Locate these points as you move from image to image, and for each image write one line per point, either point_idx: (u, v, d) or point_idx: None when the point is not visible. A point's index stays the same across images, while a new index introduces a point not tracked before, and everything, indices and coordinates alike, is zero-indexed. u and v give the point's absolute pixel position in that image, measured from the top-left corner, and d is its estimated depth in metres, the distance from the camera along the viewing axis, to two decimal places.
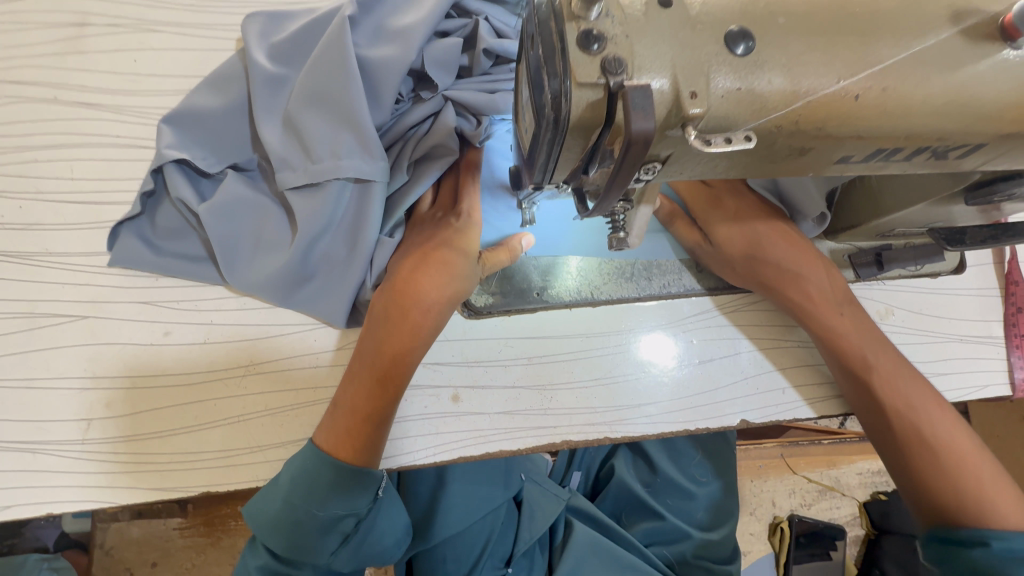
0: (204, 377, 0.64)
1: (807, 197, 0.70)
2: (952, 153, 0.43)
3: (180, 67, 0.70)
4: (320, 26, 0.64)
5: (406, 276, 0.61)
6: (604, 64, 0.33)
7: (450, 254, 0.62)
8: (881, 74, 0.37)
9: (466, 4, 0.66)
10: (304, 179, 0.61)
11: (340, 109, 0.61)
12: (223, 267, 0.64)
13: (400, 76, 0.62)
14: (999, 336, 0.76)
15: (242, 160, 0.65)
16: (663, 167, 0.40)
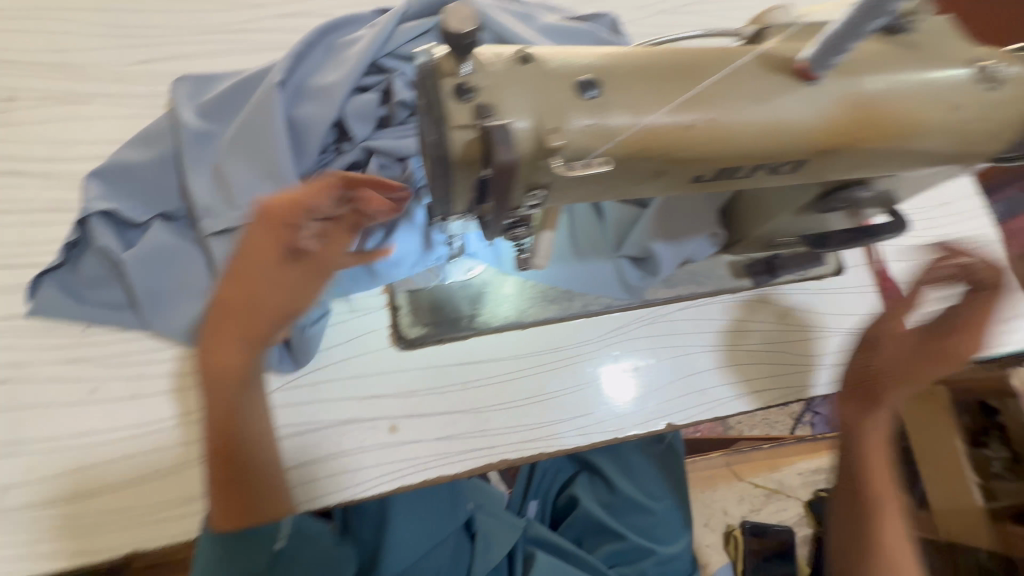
0: (137, 433, 0.63)
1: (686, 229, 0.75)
2: (784, 168, 0.52)
3: (109, 134, 0.74)
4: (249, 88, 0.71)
5: (215, 333, 0.56)
6: (476, 110, 0.40)
7: (260, 289, 0.56)
8: (710, 107, 0.45)
9: (384, 63, 0.73)
10: (230, 224, 0.64)
11: (265, 159, 0.66)
12: (150, 314, 0.65)
13: (324, 128, 0.68)
14: (882, 327, 0.86)
15: (170, 210, 0.68)
16: (546, 193, 0.47)
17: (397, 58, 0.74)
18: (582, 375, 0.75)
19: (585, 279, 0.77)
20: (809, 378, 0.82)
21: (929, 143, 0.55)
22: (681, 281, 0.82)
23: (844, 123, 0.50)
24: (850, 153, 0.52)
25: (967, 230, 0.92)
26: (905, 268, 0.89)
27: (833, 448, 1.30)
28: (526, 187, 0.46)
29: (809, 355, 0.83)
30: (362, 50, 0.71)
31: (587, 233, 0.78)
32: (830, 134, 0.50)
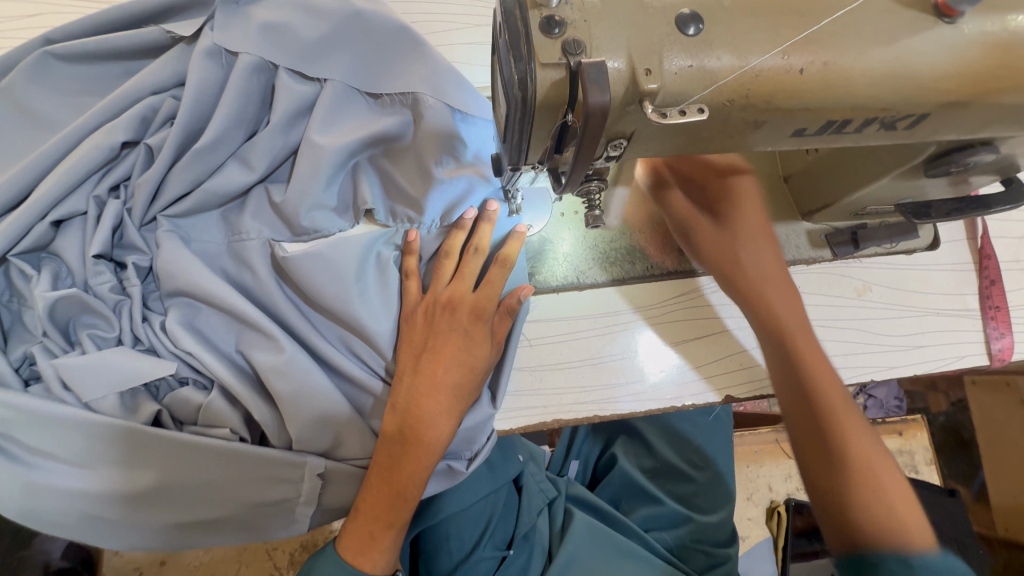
0: (239, 420, 0.61)
1: None
2: (900, 123, 0.47)
3: (52, 112, 0.66)
4: (273, 40, 0.67)
5: (417, 401, 0.64)
6: (565, 45, 0.37)
7: (439, 373, 0.65)
8: (822, 49, 0.40)
9: (321, 64, 0.69)
10: (229, 316, 0.64)
11: (225, 180, 0.66)
12: (154, 462, 0.59)
13: (257, 138, 0.67)
14: (974, 309, 0.78)
15: (129, 323, 0.61)
16: (630, 144, 0.44)
17: (334, 58, 0.69)
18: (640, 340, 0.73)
19: (645, 242, 0.76)
20: (887, 360, 0.76)
21: None
22: None
23: (981, 72, 0.44)
24: (984, 106, 0.46)
25: None
26: (1012, 246, 0.80)
27: (894, 433, 1.23)
28: (605, 140, 0.43)
29: (890, 336, 0.77)
30: (267, 54, 0.67)
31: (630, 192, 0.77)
32: (961, 84, 0.44)
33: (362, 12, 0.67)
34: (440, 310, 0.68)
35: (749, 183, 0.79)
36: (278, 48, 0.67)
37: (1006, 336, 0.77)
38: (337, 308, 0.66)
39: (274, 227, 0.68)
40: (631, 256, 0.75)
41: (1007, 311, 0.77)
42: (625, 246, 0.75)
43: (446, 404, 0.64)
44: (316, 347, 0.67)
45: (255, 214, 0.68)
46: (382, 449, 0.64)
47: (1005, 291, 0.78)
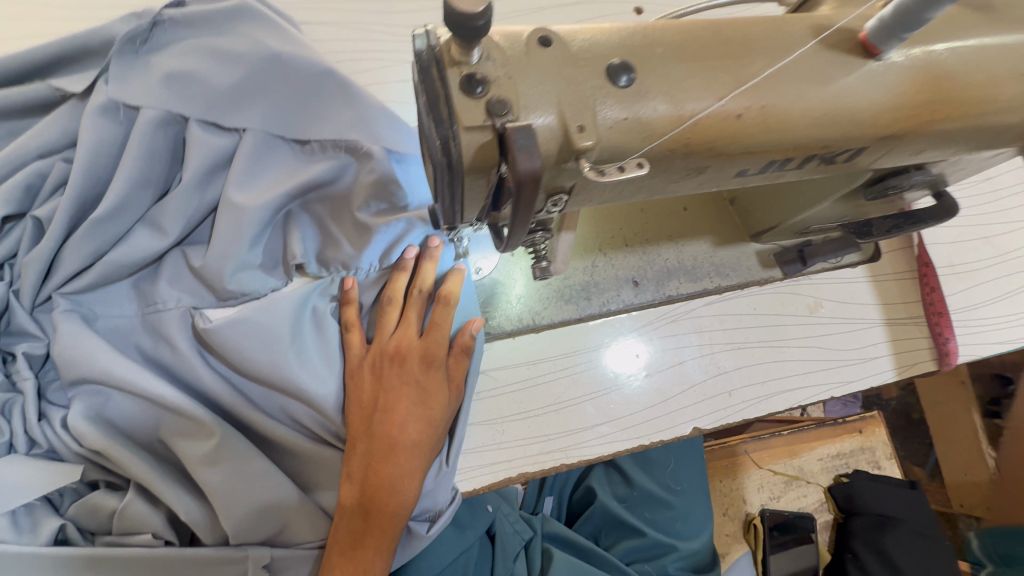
0: (161, 522, 0.54)
1: (674, 228, 0.78)
2: (839, 158, 0.46)
3: None
4: (181, 90, 0.61)
5: (373, 467, 0.57)
6: (489, 106, 0.33)
7: (396, 432, 0.58)
8: (759, 94, 0.39)
9: (239, 112, 0.63)
10: (144, 401, 0.57)
11: (133, 247, 0.59)
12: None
13: (168, 199, 0.61)
14: (919, 316, 0.80)
15: (23, 425, 0.54)
16: (571, 197, 0.41)
17: (253, 105, 0.64)
18: (603, 377, 0.70)
19: (599, 276, 0.74)
20: (844, 375, 0.76)
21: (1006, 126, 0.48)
22: (706, 272, 0.77)
23: (912, 104, 0.43)
24: (915, 138, 0.46)
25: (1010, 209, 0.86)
26: (946, 252, 0.83)
27: (856, 432, 1.25)
28: (545, 196, 0.40)
29: (845, 350, 0.78)
30: (174, 106, 0.61)
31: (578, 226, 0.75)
32: (895, 118, 0.43)
33: (282, 57, 0.63)
34: (390, 361, 0.62)
35: (696, 208, 0.79)
36: (186, 98, 0.61)
37: (950, 341, 0.79)
38: (276, 376, 0.59)
39: (196, 293, 0.62)
40: (587, 293, 0.73)
41: (948, 316, 0.80)
42: (579, 282, 0.73)
43: (408, 465, 0.58)
44: (254, 423, 0.60)
45: (172, 280, 0.61)
46: (340, 527, 0.58)
47: (944, 296, 0.80)
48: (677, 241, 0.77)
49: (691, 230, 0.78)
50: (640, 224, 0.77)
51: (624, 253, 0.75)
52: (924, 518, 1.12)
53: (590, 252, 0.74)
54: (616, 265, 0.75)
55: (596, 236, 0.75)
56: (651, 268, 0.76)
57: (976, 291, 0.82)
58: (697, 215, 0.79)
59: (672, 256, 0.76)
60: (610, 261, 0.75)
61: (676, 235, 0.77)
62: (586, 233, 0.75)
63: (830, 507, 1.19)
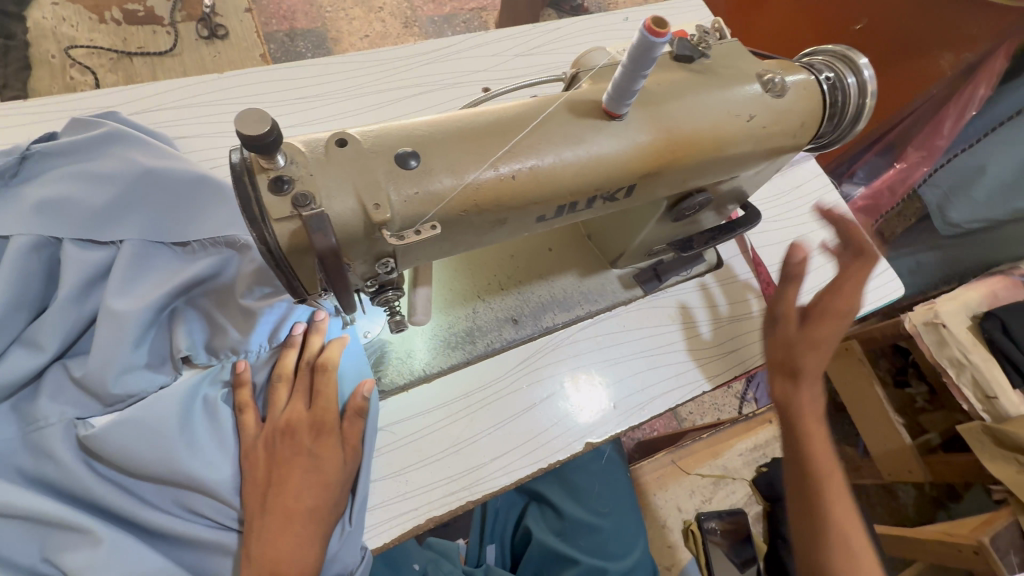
0: None
1: (543, 267, 0.88)
2: (619, 194, 0.57)
3: None
4: (54, 214, 0.66)
5: (270, 542, 0.59)
6: (294, 200, 0.41)
7: (293, 500, 0.61)
8: (527, 157, 0.49)
9: (116, 227, 0.68)
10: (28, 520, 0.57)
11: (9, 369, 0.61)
12: None
13: (45, 318, 0.63)
14: (764, 308, 0.93)
15: None
16: (397, 259, 0.49)
17: (128, 217, 0.69)
18: (499, 414, 0.76)
19: (480, 320, 0.81)
20: (711, 370, 0.87)
21: (740, 153, 0.63)
22: (576, 301, 0.86)
23: (658, 147, 0.56)
24: (672, 171, 0.58)
25: (819, 208, 1.04)
26: (775, 251, 0.98)
27: (766, 422, 1.36)
28: (373, 258, 0.48)
29: (709, 348, 0.88)
30: (49, 230, 0.65)
31: (455, 281, 0.83)
32: (646, 160, 0.56)
33: (153, 172, 0.70)
34: (283, 434, 0.65)
35: (560, 246, 0.90)
36: (59, 221, 0.66)
37: None
38: (166, 467, 0.61)
39: (80, 401, 0.63)
40: (472, 337, 0.80)
41: (786, 304, 0.93)
42: (463, 328, 0.80)
43: (305, 534, 0.60)
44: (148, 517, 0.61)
45: (54, 395, 0.63)
46: None
47: (779, 288, 0.94)
48: (547, 279, 0.87)
49: (559, 266, 0.88)
50: (513, 268, 0.86)
51: (501, 295, 0.84)
52: None
53: (471, 300, 0.82)
54: (495, 307, 0.83)
55: (473, 284, 0.83)
56: (527, 307, 0.84)
57: (806, 279, 0.97)
58: (562, 253, 0.89)
59: (544, 292, 0.86)
60: (489, 305, 0.83)
61: (547, 273, 0.87)
62: (464, 284, 0.83)
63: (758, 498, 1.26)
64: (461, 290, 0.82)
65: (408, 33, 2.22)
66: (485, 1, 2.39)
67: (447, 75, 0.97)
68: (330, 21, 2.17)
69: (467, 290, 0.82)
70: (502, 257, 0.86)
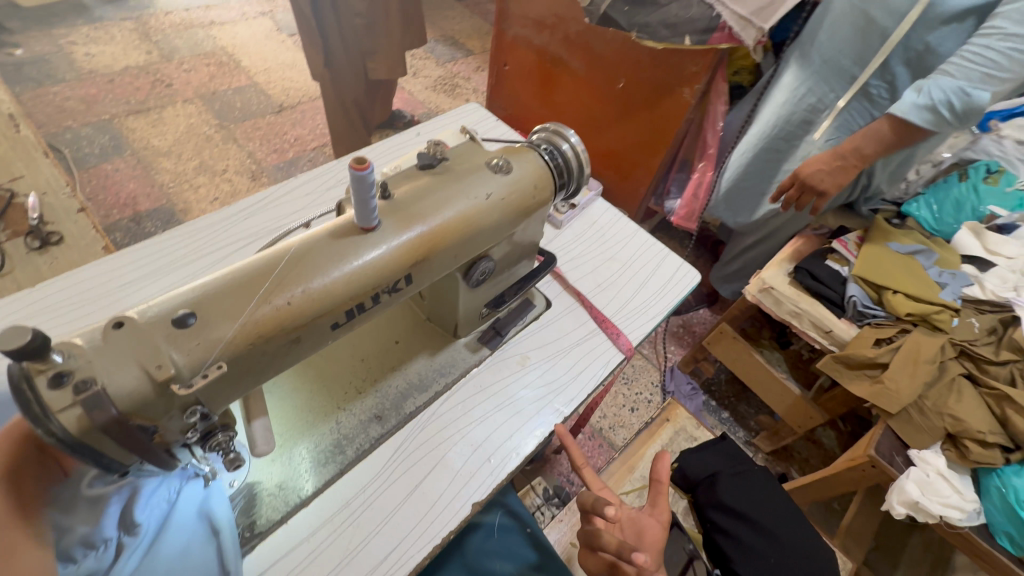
0: None
1: (394, 360, 0.96)
2: (401, 284, 0.70)
3: None
4: None
5: None
6: (74, 388, 0.47)
7: None
8: (297, 283, 0.59)
9: None
10: None
11: None
12: None
13: None
14: (596, 327, 1.08)
15: None
16: (204, 405, 0.55)
17: None
18: (382, 510, 0.80)
19: (344, 427, 0.86)
20: (566, 396, 0.98)
21: (492, 222, 0.78)
22: (431, 378, 0.95)
23: (416, 241, 0.69)
24: (438, 253, 0.72)
25: (615, 234, 1.25)
26: (591, 279, 1.16)
27: (665, 422, 1.50)
28: (181, 411, 0.54)
29: (559, 378, 1.00)
30: None
31: (315, 399, 0.88)
32: (408, 252, 0.69)
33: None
34: None
35: (406, 337, 0.99)
36: None
37: (622, 333, 1.07)
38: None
39: None
40: (341, 446, 0.84)
41: (611, 318, 1.10)
42: (330, 442, 0.85)
43: None
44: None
45: None
46: None
47: (602, 307, 1.11)
48: (401, 369, 0.95)
49: (410, 353, 0.97)
50: (365, 369, 0.93)
51: (362, 397, 0.90)
52: (737, 459, 1.35)
53: (333, 412, 0.88)
54: (358, 410, 0.89)
55: (331, 398, 0.89)
56: (387, 400, 0.91)
57: (622, 294, 1.14)
58: (412, 340, 0.99)
59: (401, 381, 0.94)
60: (351, 410, 0.88)
61: (401, 363, 0.96)
62: (322, 400, 0.88)
63: (681, 493, 1.38)
64: (320, 406, 0.87)
65: (257, 185, 2.35)
66: (324, 138, 2.62)
67: (269, 225, 1.08)
68: (176, 195, 2.24)
69: (327, 404, 0.88)
70: (352, 362, 0.93)
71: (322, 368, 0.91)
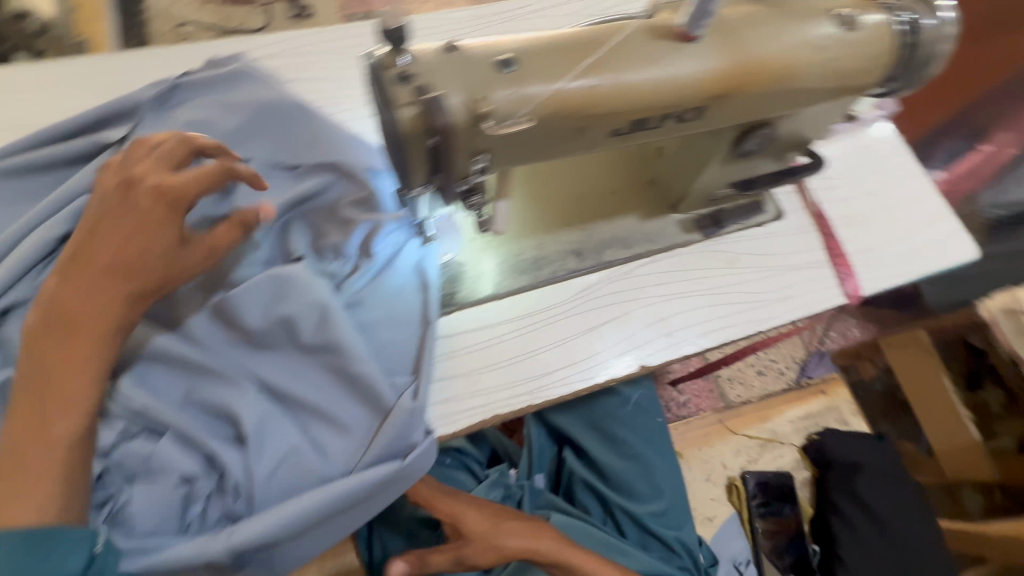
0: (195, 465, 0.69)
1: (607, 208, 0.92)
2: (689, 116, 0.63)
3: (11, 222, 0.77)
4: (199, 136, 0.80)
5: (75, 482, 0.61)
6: (416, 90, 0.50)
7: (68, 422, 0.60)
8: (609, 70, 0.56)
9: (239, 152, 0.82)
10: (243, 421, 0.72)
11: None
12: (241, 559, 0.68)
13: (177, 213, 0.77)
14: (825, 260, 0.95)
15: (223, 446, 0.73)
16: (489, 159, 0.57)
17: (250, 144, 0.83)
18: (560, 333, 0.84)
19: (546, 249, 0.88)
20: (765, 313, 0.90)
21: (807, 85, 0.66)
22: (637, 240, 0.91)
23: (728, 72, 0.61)
24: (740, 96, 0.63)
25: (889, 168, 1.03)
26: (840, 207, 0.99)
27: (819, 394, 1.36)
28: (469, 155, 0.56)
29: (765, 292, 0.91)
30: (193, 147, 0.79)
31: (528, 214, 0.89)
32: (715, 81, 0.61)
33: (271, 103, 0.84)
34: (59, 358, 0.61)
35: (624, 190, 0.93)
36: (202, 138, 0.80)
37: (853, 277, 0.93)
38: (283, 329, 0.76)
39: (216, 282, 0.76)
40: (539, 264, 0.87)
41: (848, 256, 0.95)
42: (530, 256, 0.87)
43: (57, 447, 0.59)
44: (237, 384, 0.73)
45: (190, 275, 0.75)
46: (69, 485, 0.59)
47: (842, 242, 0.96)
48: (610, 220, 0.92)
49: (624, 208, 0.93)
50: (578, 204, 0.91)
51: (568, 229, 0.90)
52: (891, 462, 1.20)
53: (541, 232, 0.89)
54: (562, 239, 0.89)
55: (542, 218, 0.89)
56: (589, 242, 0.90)
57: (870, 236, 0.97)
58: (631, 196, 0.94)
59: (607, 230, 0.91)
60: (556, 237, 0.89)
61: (614, 213, 0.92)
62: (534, 217, 0.89)
63: (806, 464, 1.27)
64: (532, 221, 0.89)
65: None
66: None
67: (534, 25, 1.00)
68: None
69: (537, 222, 0.89)
70: (568, 192, 0.92)
71: (541, 188, 0.91)
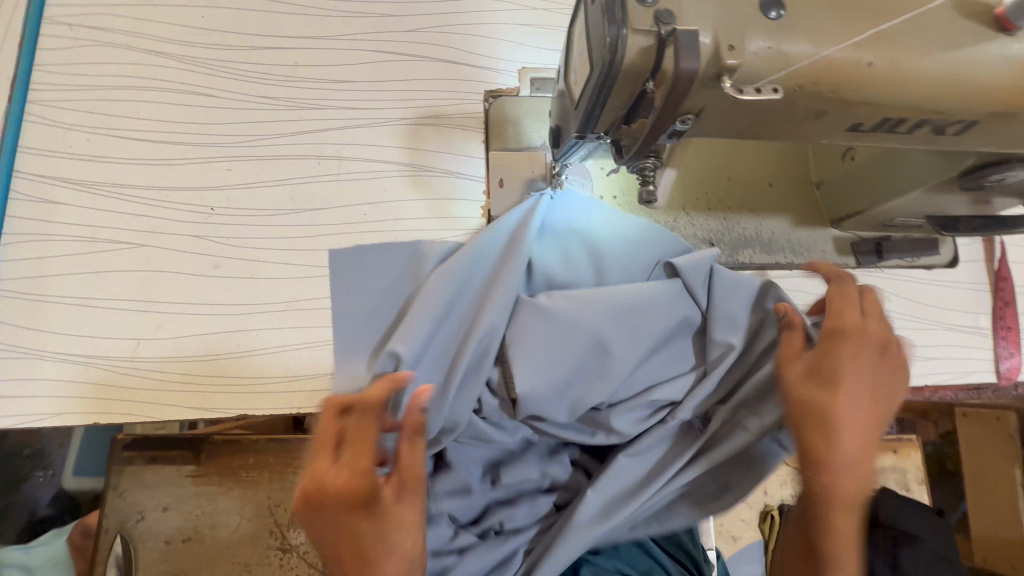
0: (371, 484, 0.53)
1: (760, 201, 0.79)
2: (950, 129, 0.49)
3: (141, 59, 0.73)
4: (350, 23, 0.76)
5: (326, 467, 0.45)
6: (657, 15, 0.40)
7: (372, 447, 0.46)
8: (891, 47, 0.43)
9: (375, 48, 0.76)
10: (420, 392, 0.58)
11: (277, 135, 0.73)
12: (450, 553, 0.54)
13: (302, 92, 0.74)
14: (987, 328, 0.81)
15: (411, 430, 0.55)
16: (695, 121, 0.45)
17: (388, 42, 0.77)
18: None
19: (679, 231, 0.77)
20: None
21: None
22: (782, 248, 0.79)
23: None
24: None
25: None
26: None
27: None
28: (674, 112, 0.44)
29: (906, 346, 0.80)
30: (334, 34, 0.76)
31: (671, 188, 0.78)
32: (1014, 93, 0.46)
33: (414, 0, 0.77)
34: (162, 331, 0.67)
35: (783, 186, 0.80)
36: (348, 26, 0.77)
37: (1014, 356, 0.80)
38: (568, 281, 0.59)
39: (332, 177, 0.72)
40: None
41: (1018, 331, 0.81)
42: None
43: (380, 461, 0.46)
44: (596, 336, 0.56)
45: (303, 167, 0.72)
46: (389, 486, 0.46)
47: (1017, 312, 0.82)
48: (759, 216, 0.79)
49: (779, 207, 0.80)
50: (727, 189, 0.79)
51: (709, 215, 0.78)
52: None
53: (678, 210, 0.78)
54: (700, 224, 0.78)
55: (683, 196, 0.78)
56: (730, 235, 0.78)
57: None
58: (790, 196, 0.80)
59: (751, 227, 0.78)
60: (694, 220, 0.78)
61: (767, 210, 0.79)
62: (676, 193, 0.78)
63: None
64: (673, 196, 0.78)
65: None
66: None
67: None
68: None
69: (679, 198, 0.78)
70: (721, 174, 0.80)
71: (692, 161, 0.80)
